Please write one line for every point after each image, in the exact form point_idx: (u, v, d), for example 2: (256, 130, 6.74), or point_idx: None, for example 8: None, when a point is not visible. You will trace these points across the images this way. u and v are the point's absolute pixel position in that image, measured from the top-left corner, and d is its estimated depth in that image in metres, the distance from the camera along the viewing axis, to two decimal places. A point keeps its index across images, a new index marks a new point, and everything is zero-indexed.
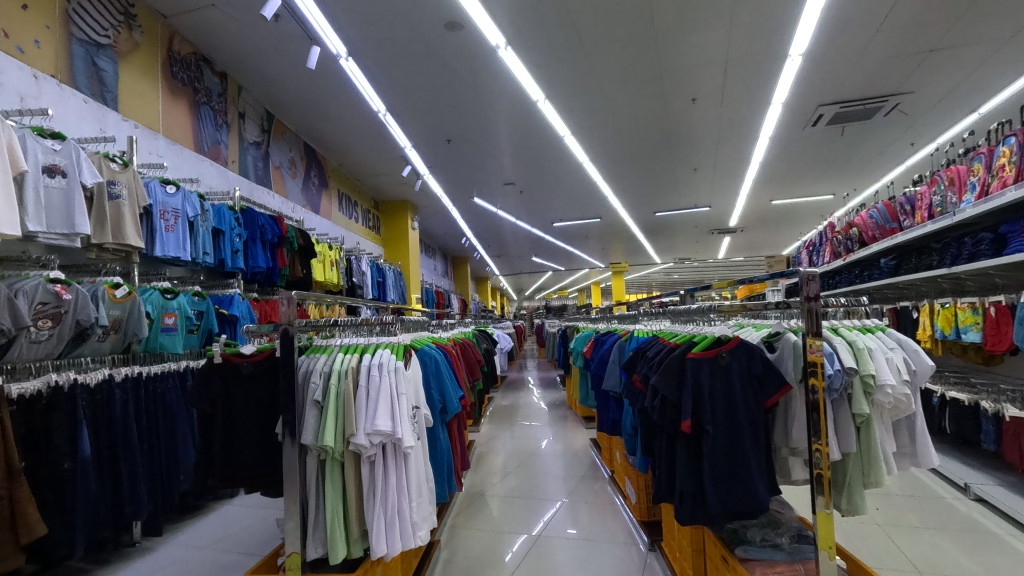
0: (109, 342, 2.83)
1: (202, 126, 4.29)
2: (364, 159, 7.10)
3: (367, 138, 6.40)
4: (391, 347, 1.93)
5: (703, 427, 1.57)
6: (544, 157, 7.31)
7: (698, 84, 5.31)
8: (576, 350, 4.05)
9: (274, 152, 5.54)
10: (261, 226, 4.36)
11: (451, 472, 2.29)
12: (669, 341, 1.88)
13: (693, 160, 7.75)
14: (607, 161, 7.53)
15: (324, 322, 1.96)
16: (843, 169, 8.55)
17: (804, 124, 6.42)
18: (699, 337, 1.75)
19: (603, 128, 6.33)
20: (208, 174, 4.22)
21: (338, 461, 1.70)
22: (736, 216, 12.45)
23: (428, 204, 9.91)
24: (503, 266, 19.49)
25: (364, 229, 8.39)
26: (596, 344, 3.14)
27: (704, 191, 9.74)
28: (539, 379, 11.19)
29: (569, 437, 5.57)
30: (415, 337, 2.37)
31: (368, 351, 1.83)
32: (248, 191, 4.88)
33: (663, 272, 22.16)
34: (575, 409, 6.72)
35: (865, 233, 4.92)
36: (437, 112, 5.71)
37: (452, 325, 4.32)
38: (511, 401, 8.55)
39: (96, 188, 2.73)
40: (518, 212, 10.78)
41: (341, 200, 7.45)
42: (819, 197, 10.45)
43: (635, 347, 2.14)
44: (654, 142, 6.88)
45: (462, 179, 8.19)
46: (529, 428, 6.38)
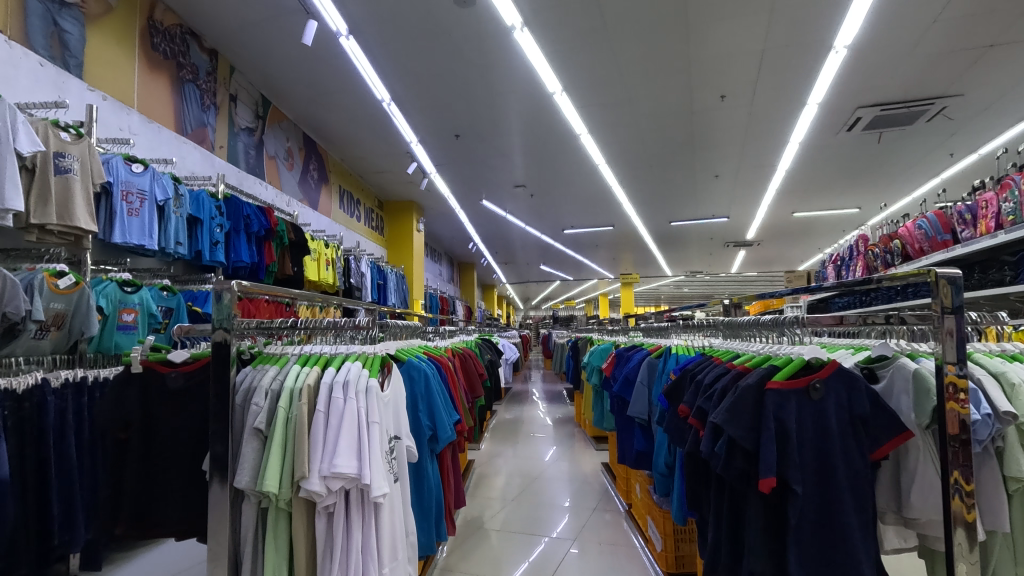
0: (49, 340, 2.39)
1: (186, 105, 3.91)
2: (367, 154, 6.73)
3: (371, 130, 6.04)
4: (364, 358, 1.49)
5: (789, 487, 1.12)
6: (557, 158, 6.92)
7: (730, 77, 4.89)
8: (591, 365, 3.61)
9: (269, 141, 5.16)
10: (246, 217, 3.95)
11: (440, 515, 1.84)
12: (728, 363, 1.43)
13: (715, 165, 7.33)
14: (624, 163, 7.13)
15: (280, 325, 1.52)
16: (873, 180, 8.11)
17: (839, 127, 6.00)
18: (775, 359, 1.30)
19: (622, 127, 5.94)
20: (190, 157, 3.83)
21: (286, 511, 1.26)
22: (753, 229, 12.02)
23: (435, 206, 9.54)
24: (509, 274, 19.11)
25: (367, 229, 8.00)
26: (617, 361, 2.70)
27: (723, 200, 9.31)
28: (545, 392, 10.73)
29: (577, 458, 5.11)
30: (401, 346, 1.94)
31: (332, 364, 1.40)
32: (237, 180, 4.50)
33: (673, 285, 21.71)
34: (583, 427, 6.26)
35: (912, 245, 4.46)
36: (447, 103, 5.33)
37: (452, 332, 3.88)
38: (515, 415, 8.10)
39: (38, 159, 2.35)
40: (527, 217, 10.38)
41: (343, 197, 7.07)
42: (843, 210, 10.02)
43: (678, 368, 1.68)
44: (676, 144, 6.47)
45: (472, 179, 7.81)
46: (534, 446, 5.92)
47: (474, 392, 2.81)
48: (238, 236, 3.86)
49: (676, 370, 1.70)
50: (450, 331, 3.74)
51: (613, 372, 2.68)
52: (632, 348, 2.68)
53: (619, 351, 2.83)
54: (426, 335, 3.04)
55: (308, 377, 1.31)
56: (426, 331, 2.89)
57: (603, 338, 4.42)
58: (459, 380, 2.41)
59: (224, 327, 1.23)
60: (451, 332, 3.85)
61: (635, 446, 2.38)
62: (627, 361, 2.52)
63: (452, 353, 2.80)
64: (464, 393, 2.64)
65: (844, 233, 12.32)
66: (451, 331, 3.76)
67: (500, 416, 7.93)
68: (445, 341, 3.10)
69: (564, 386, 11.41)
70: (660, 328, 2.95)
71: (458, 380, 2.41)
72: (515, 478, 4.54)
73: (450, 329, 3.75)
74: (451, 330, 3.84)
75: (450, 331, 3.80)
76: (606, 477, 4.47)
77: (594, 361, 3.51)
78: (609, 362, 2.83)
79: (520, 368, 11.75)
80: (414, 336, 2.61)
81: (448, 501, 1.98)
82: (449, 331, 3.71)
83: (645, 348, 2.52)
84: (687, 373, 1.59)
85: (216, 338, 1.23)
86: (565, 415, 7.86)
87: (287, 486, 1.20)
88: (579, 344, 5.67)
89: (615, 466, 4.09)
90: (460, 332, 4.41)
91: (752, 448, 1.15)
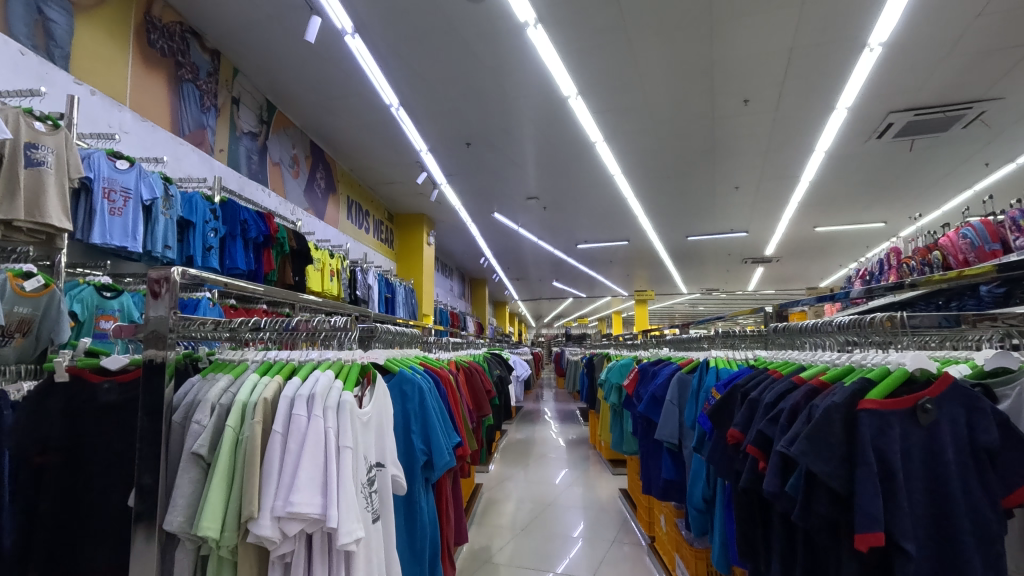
0: (13, 348, 2.14)
1: (185, 106, 3.74)
2: (377, 163, 6.57)
3: (380, 138, 5.88)
4: (338, 367, 1.22)
5: (899, 544, 0.87)
6: (571, 168, 6.70)
7: (754, 79, 4.65)
8: (609, 382, 3.32)
9: (274, 147, 5.00)
10: (243, 221, 3.75)
11: (435, 554, 1.56)
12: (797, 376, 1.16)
13: (735, 177, 7.07)
14: (641, 174, 6.89)
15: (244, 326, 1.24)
16: (901, 192, 7.78)
17: (868, 134, 5.71)
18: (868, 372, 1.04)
19: (640, 134, 5.71)
20: (188, 160, 3.66)
21: (230, 561, 0.99)
22: (772, 245, 11.68)
23: (445, 219, 9.37)
24: (521, 290, 18.86)
25: (375, 241, 7.82)
26: (641, 376, 2.41)
27: (742, 213, 9.02)
28: (557, 412, 10.38)
29: (592, 483, 4.79)
30: (393, 354, 1.69)
31: (298, 374, 1.13)
32: (237, 185, 4.33)
33: (688, 303, 21.30)
34: (598, 449, 5.93)
35: (956, 256, 4.13)
36: (457, 108, 5.16)
37: (457, 344, 3.62)
38: (526, 435, 7.77)
39: (6, 148, 2.15)
40: (540, 231, 10.15)
41: (351, 208, 6.91)
42: (867, 224, 9.66)
43: (726, 385, 1.39)
44: (695, 153, 6.22)
45: (483, 190, 7.61)
46: (545, 467, 5.60)
47: (479, 410, 2.55)
48: (234, 241, 3.65)
49: (723, 388, 1.41)
50: (454, 343, 3.50)
51: (637, 389, 2.41)
52: (659, 361, 2.40)
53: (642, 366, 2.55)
54: (427, 347, 2.79)
55: (266, 390, 1.04)
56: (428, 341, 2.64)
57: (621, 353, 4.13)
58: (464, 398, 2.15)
59: (157, 337, 0.98)
60: (456, 344, 3.59)
61: (662, 474, 2.09)
62: (653, 376, 2.24)
63: (456, 365, 2.54)
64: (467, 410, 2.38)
65: (867, 249, 11.91)
66: (455, 341, 3.51)
67: (511, 436, 7.60)
68: (449, 353, 2.84)
69: (577, 406, 11.04)
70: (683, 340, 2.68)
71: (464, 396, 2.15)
72: (526, 505, 4.22)
73: (455, 338, 3.50)
74: (456, 340, 3.57)
75: (456, 342, 3.54)
76: (624, 503, 4.15)
77: (613, 377, 3.21)
78: (631, 378, 2.54)
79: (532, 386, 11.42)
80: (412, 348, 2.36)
81: (446, 536, 1.70)
82: (455, 343, 3.47)
83: (674, 361, 2.23)
84: (737, 390, 1.33)
85: (145, 350, 0.98)
86: (578, 436, 7.51)
87: (232, 531, 0.93)
88: (594, 359, 5.39)
89: (635, 493, 3.77)
90: (468, 345, 4.15)
91: (843, 489, 0.90)
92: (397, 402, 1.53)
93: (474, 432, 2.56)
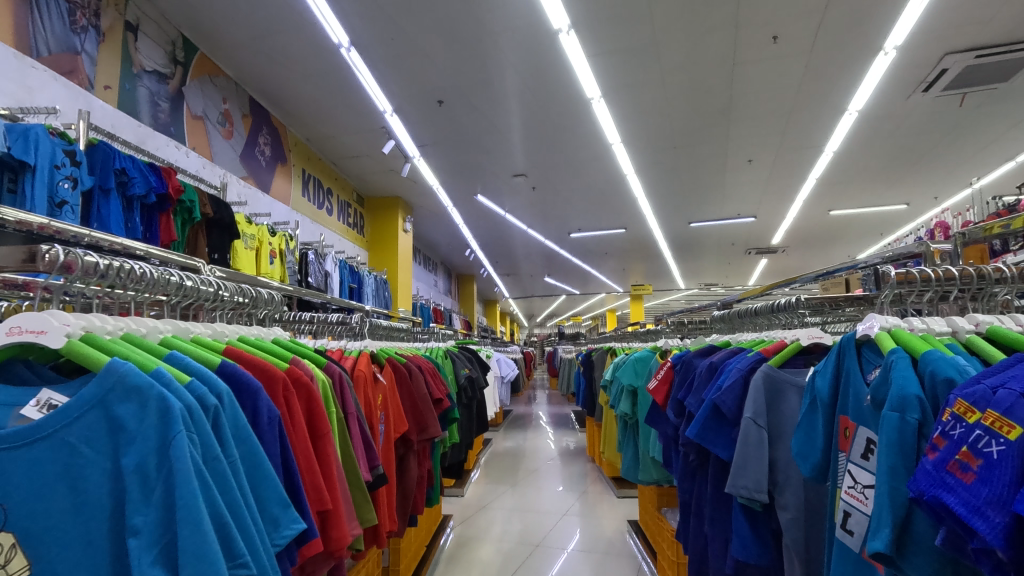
0: None
1: (40, 18, 2.76)
2: (336, 129, 5.65)
3: (335, 94, 4.96)
4: None
5: None
6: (562, 134, 5.81)
7: (791, 7, 3.75)
8: (618, 381, 2.41)
9: (194, 98, 4.04)
10: (121, 172, 2.77)
11: None
12: None
13: (750, 146, 6.19)
14: (643, 142, 6.00)
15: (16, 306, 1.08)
16: (933, 165, 6.94)
17: (915, 87, 4.86)
18: None
19: (646, 86, 4.81)
20: (41, 90, 2.70)
21: None
22: (780, 233, 10.84)
23: (424, 203, 8.42)
24: (511, 287, 17.91)
25: (341, 226, 6.88)
26: (675, 376, 1.52)
27: (752, 194, 8.15)
28: (550, 416, 9.44)
29: (591, 508, 3.88)
30: (83, 351, 0.78)
31: None
32: (135, 137, 3.37)
33: (685, 300, 20.47)
34: (597, 460, 5.02)
35: None
36: (424, 50, 4.24)
37: (396, 335, 2.68)
38: (515, 443, 6.83)
39: None
40: (529, 218, 9.23)
41: (308, 183, 5.98)
42: (888, 206, 8.82)
43: None
44: (707, 112, 5.33)
45: (463, 166, 6.70)
46: (534, 485, 4.69)
47: (408, 435, 1.64)
48: (108, 197, 2.70)
49: None
50: (393, 334, 2.57)
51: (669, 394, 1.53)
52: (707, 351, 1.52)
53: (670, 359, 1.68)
54: (332, 329, 1.87)
55: None
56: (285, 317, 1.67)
57: (634, 346, 3.21)
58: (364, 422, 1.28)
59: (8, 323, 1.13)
60: (394, 336, 2.65)
61: (730, 551, 1.20)
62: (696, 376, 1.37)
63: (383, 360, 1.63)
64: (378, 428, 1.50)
65: (881, 236, 11.11)
66: (397, 330, 2.58)
67: (497, 445, 6.68)
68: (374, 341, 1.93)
69: (571, 409, 10.12)
70: (711, 324, 1.92)
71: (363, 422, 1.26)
72: (508, 542, 3.29)
73: (393, 324, 2.57)
74: (401, 328, 2.64)
75: (398, 330, 2.60)
76: (633, 537, 3.24)
77: (622, 378, 2.31)
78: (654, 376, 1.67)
79: (520, 387, 10.48)
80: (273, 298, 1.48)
81: None
82: (396, 332, 2.54)
83: (729, 349, 1.36)
84: None
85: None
86: (574, 445, 6.59)
87: None
88: (591, 355, 4.50)
89: (647, 527, 2.87)
90: (431, 337, 3.24)
91: None
92: (104, 446, 0.73)
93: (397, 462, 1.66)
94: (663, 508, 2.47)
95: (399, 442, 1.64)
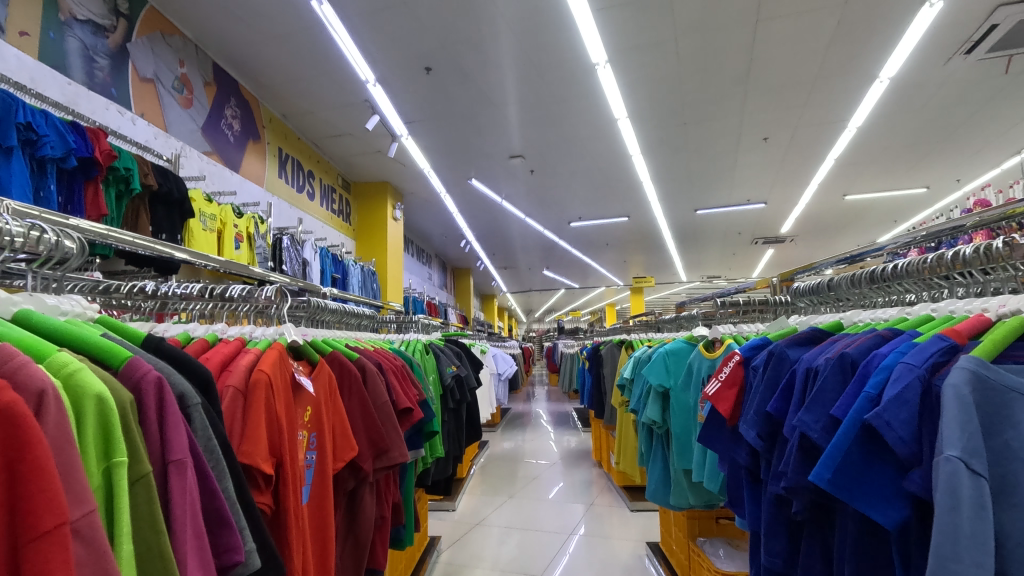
0: None
1: None
2: (315, 103, 5.14)
3: (310, 61, 4.45)
4: None
5: None
6: (564, 106, 5.32)
7: None
8: (642, 375, 1.93)
9: (143, 57, 3.52)
10: (25, 127, 2.25)
11: None
12: None
13: (766, 120, 5.71)
14: (652, 116, 5.52)
15: None
16: (961, 143, 6.47)
17: (957, 48, 4.41)
18: None
19: (659, 48, 4.34)
20: None
21: None
22: (789, 221, 10.38)
23: (415, 189, 7.92)
24: (508, 280, 17.39)
25: (325, 213, 6.39)
26: (761, 378, 1.22)
27: (764, 178, 7.68)
28: (550, 414, 8.98)
29: (601, 522, 3.42)
30: None
31: None
32: (62, 95, 2.86)
33: (686, 294, 20.01)
34: (603, 465, 4.56)
35: None
36: (411, 4, 3.75)
37: (357, 321, 2.16)
38: (514, 444, 6.37)
39: None
40: (527, 205, 8.73)
41: (285, 164, 5.47)
42: (906, 190, 8.36)
43: None
44: (724, 80, 4.85)
45: (457, 146, 6.20)
46: (536, 493, 4.22)
47: (354, 464, 1.15)
48: (9, 158, 2.18)
49: None
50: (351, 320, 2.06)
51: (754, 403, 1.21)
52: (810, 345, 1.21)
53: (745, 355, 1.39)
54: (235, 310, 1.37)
55: None
56: (140, 289, 1.16)
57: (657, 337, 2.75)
58: (222, 461, 0.80)
59: None
60: (350, 322, 2.14)
61: None
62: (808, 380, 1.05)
63: (317, 360, 1.15)
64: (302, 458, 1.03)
65: (895, 224, 10.64)
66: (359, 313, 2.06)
67: (494, 446, 6.22)
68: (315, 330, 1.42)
69: (572, 406, 9.66)
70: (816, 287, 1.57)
71: (215, 460, 0.79)
72: (508, 567, 2.83)
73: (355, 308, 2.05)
74: (365, 312, 2.13)
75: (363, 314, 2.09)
76: (652, 560, 2.78)
77: (649, 378, 1.82)
78: (723, 373, 1.38)
79: (518, 384, 10.00)
80: (67, 244, 0.93)
81: None
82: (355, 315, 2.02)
83: (881, 335, 1.04)
84: None
85: None
86: (577, 445, 6.13)
87: None
88: (599, 349, 4.02)
89: (670, 553, 2.42)
90: (410, 328, 2.73)
91: None
92: None
93: (341, 501, 1.18)
94: (698, 539, 2.02)
95: (343, 476, 1.15)
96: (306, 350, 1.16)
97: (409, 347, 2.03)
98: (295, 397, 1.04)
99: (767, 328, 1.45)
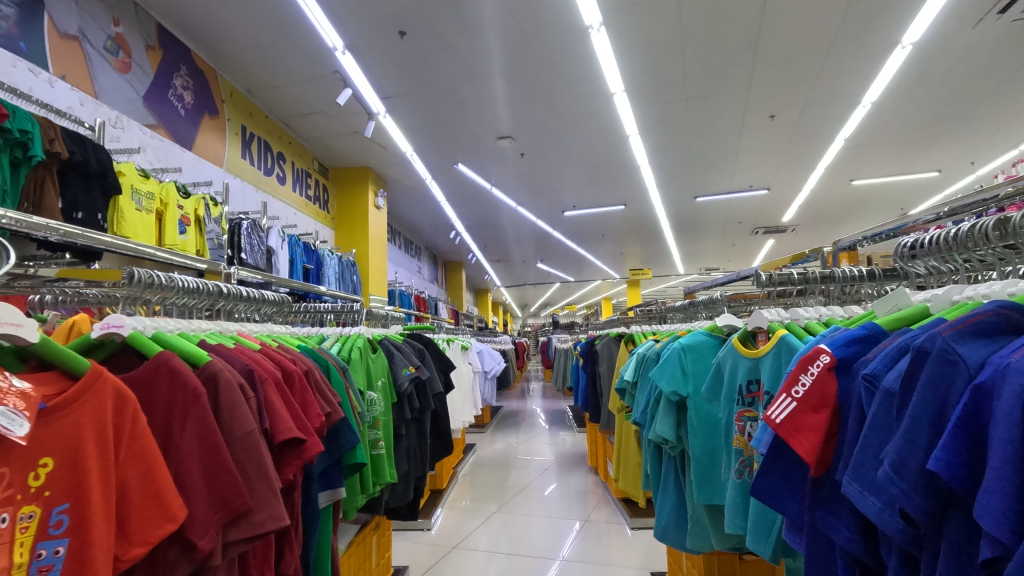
0: None
1: None
2: (282, 76, 4.67)
3: (270, 26, 3.98)
4: None
5: None
6: (556, 78, 4.86)
7: None
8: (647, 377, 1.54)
9: (66, 10, 3.04)
10: None
11: None
12: None
13: (775, 94, 5.29)
14: (652, 89, 5.08)
15: None
16: (980, 120, 6.08)
17: (988, 9, 4.00)
18: None
19: (660, 9, 3.90)
20: None
21: None
22: (793, 209, 9.95)
23: (398, 176, 7.46)
24: (501, 274, 16.91)
25: (298, 199, 5.93)
26: (930, 376, 0.76)
27: (768, 162, 7.26)
28: (544, 412, 8.56)
29: (598, 541, 3.00)
30: None
31: None
32: None
33: (684, 287, 19.61)
34: (599, 471, 4.16)
35: None
36: None
37: (260, 310, 1.75)
38: (505, 446, 5.96)
39: None
40: (518, 192, 8.27)
41: (250, 144, 5.00)
42: (916, 174, 7.97)
43: None
44: (732, 46, 4.41)
45: (441, 126, 5.74)
46: (524, 504, 3.81)
47: (177, 535, 0.87)
48: None
49: None
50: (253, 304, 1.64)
51: (884, 445, 0.83)
52: (1009, 341, 0.76)
53: (846, 357, 0.99)
54: None
55: None
56: None
57: (663, 330, 2.36)
58: None
59: None
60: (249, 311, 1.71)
61: None
62: None
63: (86, 368, 0.86)
64: (41, 553, 0.76)
65: (902, 211, 10.25)
66: (260, 294, 1.64)
67: (483, 449, 5.79)
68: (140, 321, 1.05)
69: (568, 404, 9.24)
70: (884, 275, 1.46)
71: None
72: None
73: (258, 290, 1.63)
74: (274, 295, 1.71)
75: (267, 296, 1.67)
76: None
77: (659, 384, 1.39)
78: (803, 389, 0.99)
79: (511, 381, 9.55)
80: None
81: None
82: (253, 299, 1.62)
83: None
84: None
85: None
86: (572, 447, 5.73)
87: None
88: (594, 344, 3.58)
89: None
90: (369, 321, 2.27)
91: None
92: None
93: None
94: None
95: (169, 557, 0.87)
96: (65, 357, 0.85)
97: (349, 345, 1.58)
98: (15, 461, 0.75)
99: (878, 310, 1.07)
